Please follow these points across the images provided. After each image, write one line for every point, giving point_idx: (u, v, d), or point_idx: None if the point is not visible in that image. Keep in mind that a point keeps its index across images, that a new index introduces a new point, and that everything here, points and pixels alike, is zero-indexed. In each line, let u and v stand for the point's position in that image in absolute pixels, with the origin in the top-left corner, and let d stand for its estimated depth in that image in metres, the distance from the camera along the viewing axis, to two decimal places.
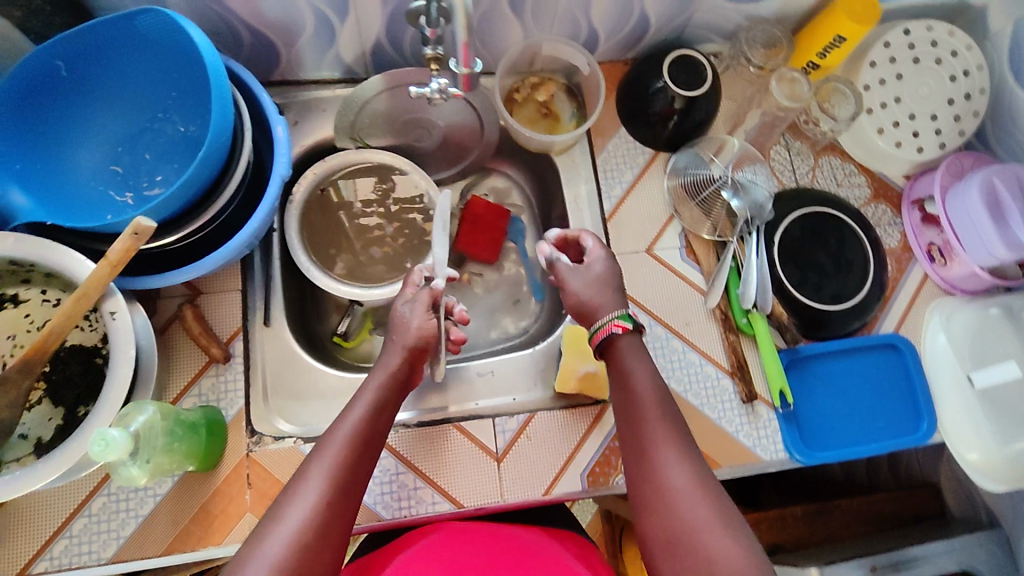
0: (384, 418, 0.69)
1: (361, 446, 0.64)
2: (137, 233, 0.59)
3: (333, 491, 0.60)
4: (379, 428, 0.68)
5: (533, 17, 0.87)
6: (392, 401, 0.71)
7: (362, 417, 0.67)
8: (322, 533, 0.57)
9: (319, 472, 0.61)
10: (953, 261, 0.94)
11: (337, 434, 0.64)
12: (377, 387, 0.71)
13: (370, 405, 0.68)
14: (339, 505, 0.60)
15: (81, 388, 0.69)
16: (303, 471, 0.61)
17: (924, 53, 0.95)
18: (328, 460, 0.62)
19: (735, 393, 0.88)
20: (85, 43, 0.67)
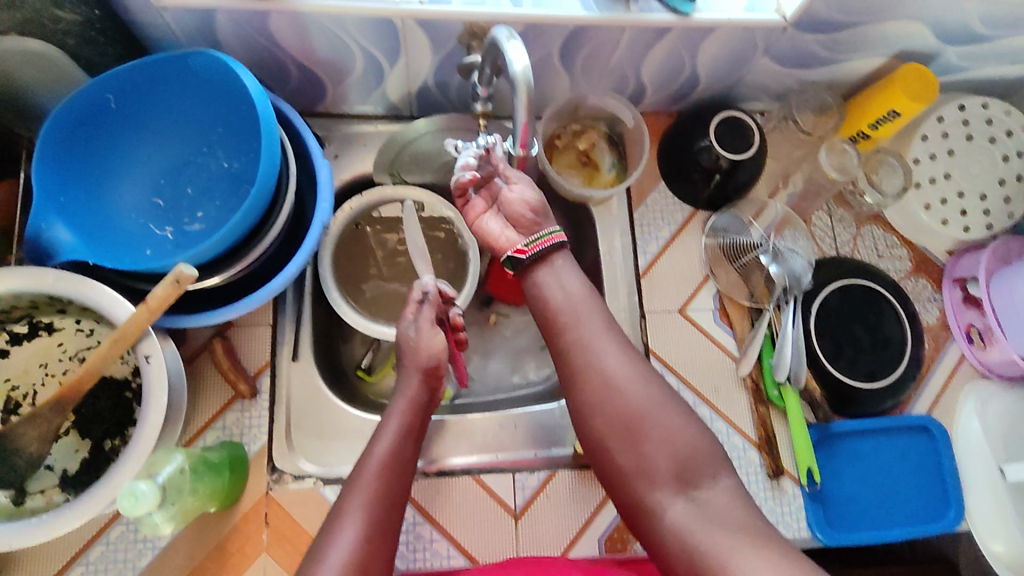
0: (409, 450, 0.71)
1: (392, 481, 0.66)
2: (179, 280, 0.59)
3: (369, 526, 0.62)
4: (405, 458, 0.70)
5: (583, 72, 0.86)
6: (417, 423, 0.74)
7: (391, 441, 0.70)
8: (366, 568, 0.59)
9: (355, 509, 0.63)
10: (991, 345, 0.92)
11: (366, 469, 0.67)
12: (399, 417, 0.73)
13: (394, 439, 0.70)
14: (378, 539, 0.62)
15: (109, 422, 0.69)
16: (338, 509, 0.63)
17: (978, 131, 0.93)
18: (362, 498, 0.64)
19: (762, 466, 0.87)
20: (138, 77, 0.66)
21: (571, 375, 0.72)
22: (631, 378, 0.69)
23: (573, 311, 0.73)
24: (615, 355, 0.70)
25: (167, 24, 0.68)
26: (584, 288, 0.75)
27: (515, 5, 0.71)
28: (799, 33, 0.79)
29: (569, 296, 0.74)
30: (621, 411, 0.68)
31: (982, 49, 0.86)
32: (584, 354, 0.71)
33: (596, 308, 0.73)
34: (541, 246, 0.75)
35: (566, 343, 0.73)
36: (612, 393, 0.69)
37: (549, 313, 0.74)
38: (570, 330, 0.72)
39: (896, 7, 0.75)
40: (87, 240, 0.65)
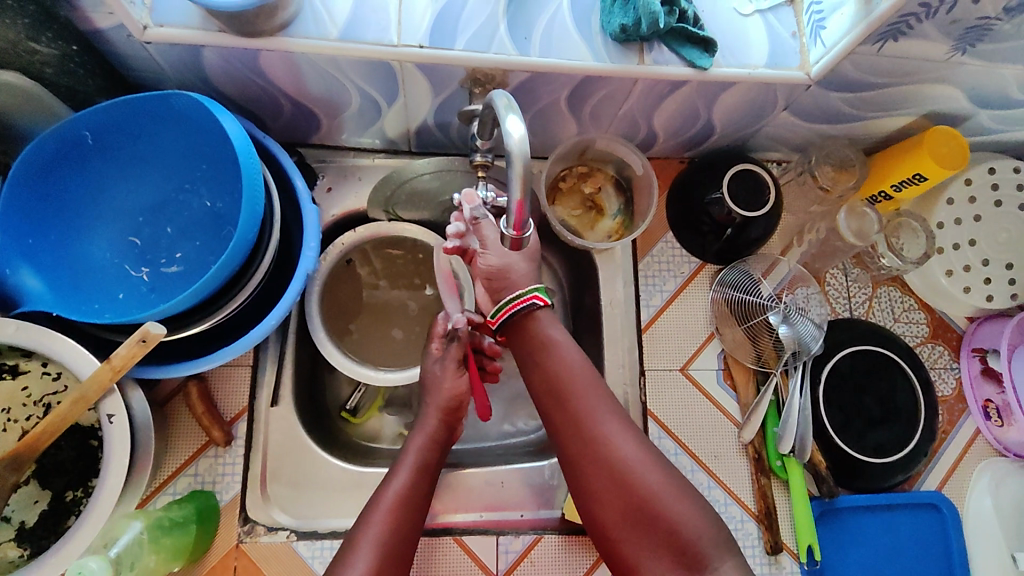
0: (425, 487, 0.70)
1: (406, 517, 0.65)
2: (144, 339, 0.57)
3: (382, 561, 0.61)
4: (420, 495, 0.68)
5: (591, 118, 0.81)
6: (431, 463, 0.72)
7: (404, 482, 0.68)
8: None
9: (369, 543, 0.62)
10: (1010, 424, 0.88)
11: (382, 503, 0.65)
12: (416, 452, 0.71)
13: (410, 474, 0.69)
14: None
15: (72, 473, 0.65)
16: (351, 542, 0.62)
17: (1007, 196, 0.88)
18: (376, 531, 0.63)
19: (760, 540, 0.82)
20: (118, 115, 0.63)
21: (575, 454, 0.67)
22: (637, 462, 0.64)
23: (574, 394, 0.68)
24: (620, 436, 0.65)
25: (152, 57, 0.64)
26: (581, 360, 0.70)
27: (521, 53, 0.67)
28: (823, 90, 0.75)
29: (570, 371, 0.69)
30: (628, 499, 0.63)
31: (1016, 114, 0.81)
32: (586, 435, 0.66)
33: (599, 386, 0.68)
34: (507, 316, 0.70)
35: (568, 422, 0.67)
36: (618, 478, 0.64)
37: (546, 394, 0.70)
38: (572, 407, 0.67)
39: (929, 70, 0.70)
40: (55, 285, 0.63)
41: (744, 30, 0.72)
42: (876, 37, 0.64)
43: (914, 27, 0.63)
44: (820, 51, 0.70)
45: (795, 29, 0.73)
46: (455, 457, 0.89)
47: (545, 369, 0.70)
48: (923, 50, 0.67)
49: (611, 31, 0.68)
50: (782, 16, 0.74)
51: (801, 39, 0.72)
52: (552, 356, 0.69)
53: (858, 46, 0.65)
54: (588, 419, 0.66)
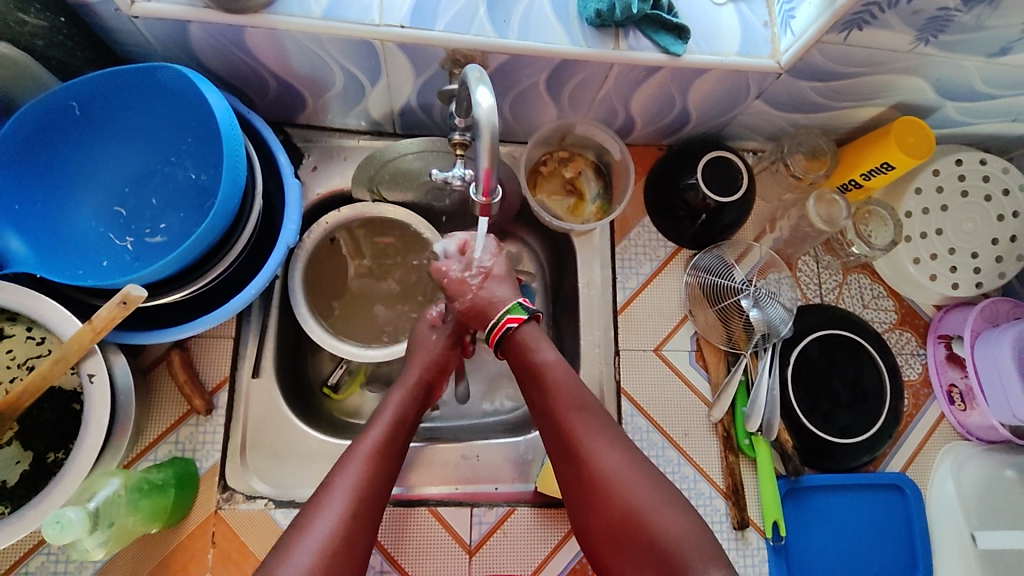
0: (400, 440, 0.71)
1: (382, 464, 0.67)
2: (124, 301, 0.59)
3: (357, 502, 0.62)
4: (395, 447, 0.70)
5: (570, 102, 0.83)
6: (408, 421, 0.73)
7: (381, 435, 0.69)
8: (349, 541, 0.60)
9: (344, 486, 0.63)
10: (973, 407, 0.91)
11: (358, 452, 0.67)
12: (394, 408, 0.73)
13: (387, 426, 0.70)
14: (361, 517, 0.62)
15: (54, 434, 0.67)
16: (326, 485, 0.63)
17: (973, 187, 0.91)
18: (353, 475, 0.64)
19: (728, 516, 0.85)
20: (104, 87, 0.65)
21: (566, 468, 0.69)
22: (620, 477, 0.64)
23: (565, 413, 0.69)
24: (604, 452, 0.66)
25: (139, 31, 0.66)
26: (573, 381, 0.72)
27: (499, 35, 0.69)
28: (794, 79, 0.77)
29: (563, 390, 0.71)
30: (611, 510, 0.64)
31: (982, 106, 0.83)
32: (574, 450, 0.68)
33: (590, 404, 0.70)
34: (497, 334, 0.76)
35: (560, 434, 0.69)
36: (601, 491, 0.65)
37: (544, 407, 0.72)
38: (562, 425, 0.69)
39: (895, 60, 0.72)
40: (38, 250, 0.65)
41: (717, 18, 0.75)
42: (841, 26, 0.66)
43: (877, 16, 0.65)
44: (790, 39, 0.72)
45: (766, 19, 0.75)
46: (434, 432, 0.91)
47: (541, 387, 0.72)
48: (887, 40, 0.69)
49: (588, 17, 0.70)
50: (755, 6, 0.76)
51: (772, 29, 0.75)
52: (546, 377, 0.72)
53: (824, 34, 0.67)
54: (576, 436, 0.68)
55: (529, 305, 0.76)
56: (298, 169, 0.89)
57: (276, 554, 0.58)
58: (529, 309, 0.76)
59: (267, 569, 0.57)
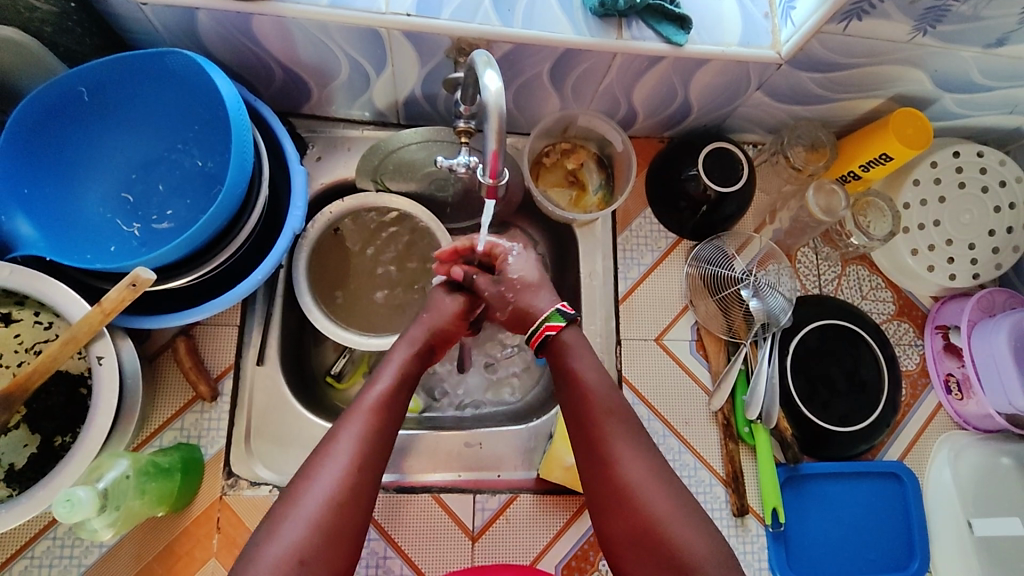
0: (407, 388, 0.71)
1: (387, 414, 0.66)
2: (134, 284, 0.59)
3: (364, 451, 0.62)
4: (402, 397, 0.69)
5: (573, 92, 0.84)
6: (413, 373, 0.72)
7: (386, 386, 0.68)
8: (356, 490, 0.60)
9: (350, 436, 0.63)
10: (970, 397, 0.92)
11: (363, 402, 0.66)
12: (400, 361, 0.72)
13: (394, 376, 0.69)
14: (368, 467, 0.62)
15: (61, 418, 0.68)
16: (331, 435, 0.63)
17: (970, 179, 0.92)
18: (358, 425, 0.64)
19: (727, 503, 0.86)
20: (112, 72, 0.65)
21: (592, 472, 0.68)
22: (644, 488, 0.64)
23: (597, 419, 0.69)
24: (632, 460, 0.66)
25: (147, 18, 0.66)
26: (612, 391, 0.71)
27: (504, 23, 0.70)
28: (793, 70, 0.78)
29: (597, 397, 0.70)
30: (635, 519, 0.63)
31: (980, 99, 0.84)
32: (602, 455, 0.67)
33: (625, 412, 0.69)
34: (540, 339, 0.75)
35: (590, 436, 0.69)
36: (623, 501, 0.65)
37: (576, 408, 0.71)
38: (592, 430, 0.69)
39: (894, 51, 0.74)
40: (47, 235, 0.65)
41: (719, 9, 0.75)
42: (841, 16, 0.67)
43: (876, 6, 0.66)
44: (790, 30, 0.74)
45: (767, 10, 0.76)
46: (436, 421, 0.92)
47: (575, 389, 0.71)
48: (886, 30, 0.70)
49: (591, 6, 0.71)
50: None
51: (772, 20, 0.76)
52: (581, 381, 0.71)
53: (824, 24, 0.68)
54: (605, 442, 0.67)
55: (568, 311, 0.74)
56: (303, 159, 0.89)
57: (280, 504, 0.59)
58: (568, 316, 0.74)
59: (271, 520, 0.57)
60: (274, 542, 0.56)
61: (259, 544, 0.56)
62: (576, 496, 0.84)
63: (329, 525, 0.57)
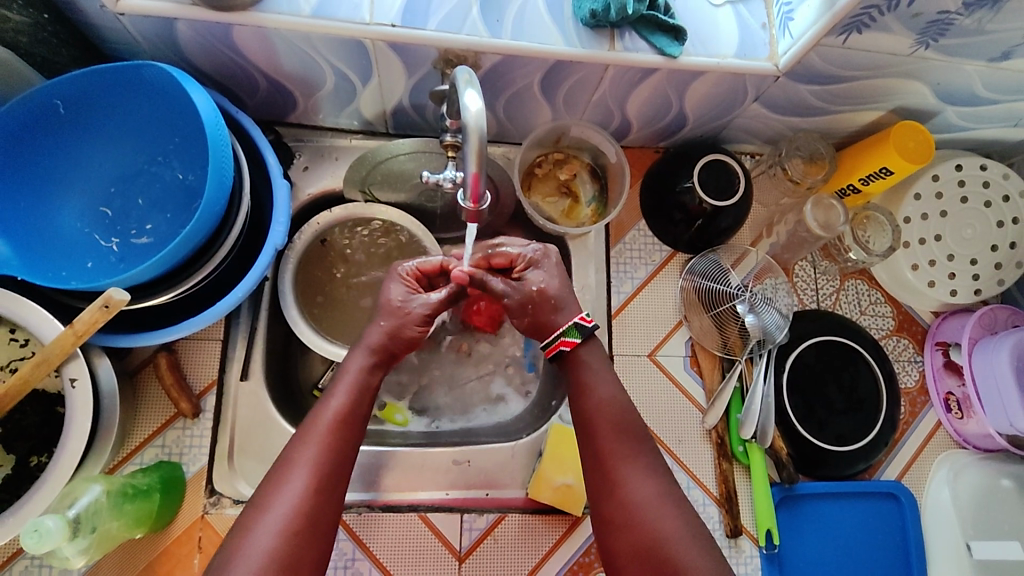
0: (367, 402, 0.69)
1: (344, 434, 0.64)
2: (107, 305, 0.58)
3: (319, 477, 0.61)
4: (361, 414, 0.67)
5: (565, 104, 0.82)
6: (372, 386, 0.70)
7: (343, 403, 0.66)
8: (312, 519, 0.59)
9: (304, 462, 0.61)
10: (970, 416, 0.90)
11: (319, 423, 0.64)
12: (355, 372, 0.69)
13: (350, 391, 0.67)
14: (324, 493, 0.60)
15: (36, 438, 0.66)
16: (286, 461, 0.61)
17: (973, 193, 0.90)
18: (313, 449, 0.62)
19: (721, 523, 0.84)
20: (89, 85, 0.64)
21: (598, 488, 0.67)
22: (651, 505, 0.63)
23: (606, 433, 0.68)
24: (638, 479, 0.65)
25: (125, 28, 0.65)
26: (625, 408, 0.70)
27: (493, 35, 0.68)
28: (792, 82, 0.76)
29: (603, 413, 0.69)
30: (641, 538, 0.62)
31: (984, 111, 0.82)
32: (607, 470, 0.66)
33: (632, 427, 0.69)
34: (557, 351, 0.72)
35: (596, 453, 0.68)
36: (629, 517, 0.64)
37: (585, 423, 0.69)
38: (598, 444, 0.68)
39: (895, 64, 0.71)
40: (22, 252, 0.64)
41: (714, 20, 0.73)
42: (840, 29, 0.65)
43: (876, 19, 0.63)
44: (788, 42, 0.71)
45: (764, 20, 0.74)
46: (425, 437, 0.90)
47: (584, 402, 0.70)
48: (887, 43, 0.67)
49: (582, 17, 0.69)
50: (753, 8, 0.75)
51: (770, 31, 0.74)
52: (591, 394, 0.70)
53: (823, 37, 0.66)
54: (611, 458, 0.67)
55: (586, 326, 0.72)
56: (289, 169, 0.88)
57: (233, 538, 0.57)
58: (585, 331, 0.71)
59: (226, 550, 0.56)
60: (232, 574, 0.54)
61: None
62: (566, 515, 0.82)
63: (286, 554, 0.56)
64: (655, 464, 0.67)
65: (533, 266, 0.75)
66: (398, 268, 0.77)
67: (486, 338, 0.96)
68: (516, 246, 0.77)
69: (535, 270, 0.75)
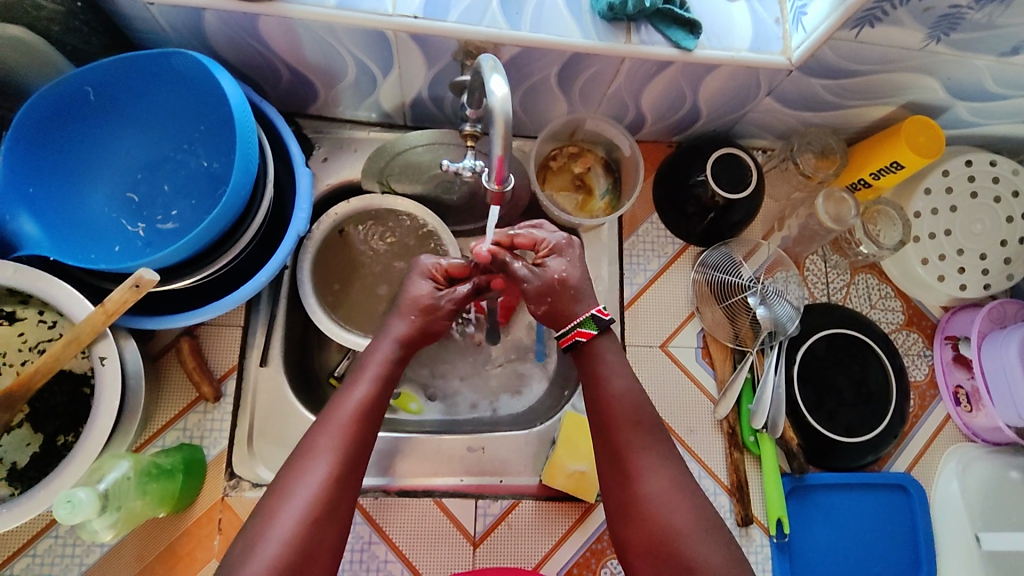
0: (388, 392, 0.69)
1: (365, 425, 0.65)
2: (137, 285, 0.60)
3: (341, 465, 0.61)
4: (381, 404, 0.68)
5: (581, 97, 0.84)
6: (392, 377, 0.70)
7: (365, 394, 0.67)
8: (332, 505, 0.60)
9: (327, 450, 0.61)
10: (979, 409, 0.91)
11: (342, 412, 0.65)
12: (380, 361, 0.70)
13: (373, 382, 0.68)
14: (345, 481, 0.61)
15: (64, 418, 0.68)
16: (308, 448, 0.62)
17: (983, 188, 0.91)
18: (336, 437, 0.63)
19: (732, 512, 0.85)
20: (119, 72, 0.65)
21: (613, 479, 0.68)
22: (663, 499, 0.64)
23: (620, 428, 0.68)
24: (653, 471, 0.66)
25: (154, 18, 0.66)
26: (638, 399, 0.70)
27: (513, 27, 0.69)
28: (804, 76, 0.77)
29: (617, 407, 0.69)
30: (653, 530, 0.63)
31: (994, 107, 0.83)
32: (622, 463, 0.67)
33: (645, 421, 0.69)
34: (572, 341, 0.73)
35: (615, 443, 0.68)
36: (642, 510, 0.64)
37: (602, 413, 0.70)
38: (613, 438, 0.68)
39: (906, 58, 0.72)
40: (52, 234, 0.66)
41: (728, 15, 0.75)
42: (853, 22, 0.66)
43: (889, 12, 0.65)
44: (801, 36, 0.73)
45: (778, 15, 0.75)
46: (439, 425, 0.91)
47: (597, 396, 0.71)
48: (900, 37, 0.69)
49: (600, 10, 0.71)
50: (767, 3, 0.76)
51: (784, 26, 0.75)
52: (606, 391, 0.70)
53: (836, 31, 0.67)
54: (627, 451, 0.67)
55: (602, 318, 0.72)
56: (309, 160, 0.89)
57: (250, 527, 0.57)
58: (602, 322, 0.72)
59: (248, 535, 0.57)
60: (255, 560, 0.55)
61: (237, 564, 0.55)
62: (578, 503, 0.83)
63: (306, 541, 0.57)
64: (670, 450, 0.68)
65: (555, 252, 0.75)
66: (422, 263, 0.78)
67: (500, 328, 0.97)
68: (540, 230, 0.77)
69: (557, 258, 0.75)
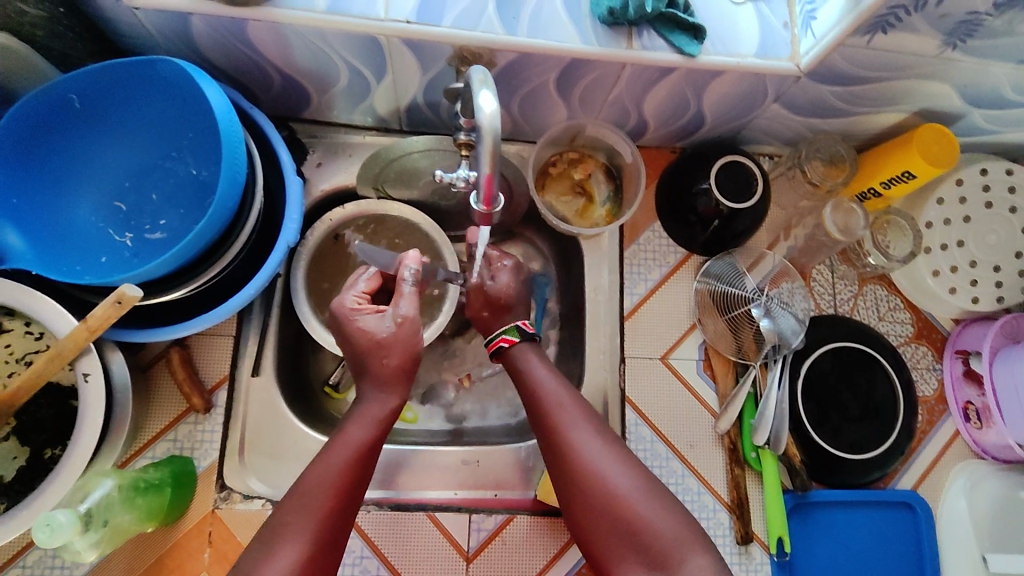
0: (369, 465, 0.64)
1: (342, 508, 0.60)
2: (120, 300, 0.59)
3: (313, 548, 0.58)
4: (361, 480, 0.63)
5: (581, 103, 0.81)
6: (373, 452, 0.65)
7: (341, 470, 0.62)
8: None
9: (299, 533, 0.58)
10: (989, 426, 0.88)
11: (314, 492, 0.60)
12: (357, 433, 0.65)
13: (351, 456, 0.63)
14: (319, 564, 0.58)
15: (51, 431, 0.67)
16: (277, 531, 0.58)
17: (997, 198, 0.88)
18: (308, 519, 0.58)
19: (731, 530, 0.83)
20: (103, 79, 0.64)
21: (552, 455, 0.67)
22: (602, 458, 0.65)
23: (552, 405, 0.69)
24: (587, 438, 0.66)
25: (140, 23, 0.65)
26: (559, 378, 0.72)
27: (509, 32, 0.67)
28: (813, 83, 0.74)
29: (547, 384, 0.71)
30: (596, 495, 0.63)
31: (1010, 114, 0.80)
32: (557, 438, 0.67)
33: (570, 394, 0.70)
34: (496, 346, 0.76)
35: (549, 423, 0.68)
36: (585, 476, 0.64)
37: (540, 391, 0.71)
38: (546, 414, 0.69)
39: (920, 65, 0.69)
40: (36, 247, 0.64)
41: (735, 19, 0.72)
42: (865, 29, 0.63)
43: (903, 19, 0.62)
44: (810, 42, 0.70)
45: (786, 19, 0.72)
46: (435, 435, 0.90)
47: (525, 379, 0.72)
48: (914, 44, 0.66)
49: (600, 14, 0.68)
50: (775, 7, 0.73)
51: (792, 30, 0.72)
52: (533, 377, 0.72)
53: (846, 38, 0.64)
54: (559, 422, 0.68)
55: (528, 329, 0.76)
56: (302, 165, 0.87)
57: None
58: (527, 333, 0.76)
59: None
60: None
61: None
62: None
63: None
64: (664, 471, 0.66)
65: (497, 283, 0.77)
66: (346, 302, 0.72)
67: None
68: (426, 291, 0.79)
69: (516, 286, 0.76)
